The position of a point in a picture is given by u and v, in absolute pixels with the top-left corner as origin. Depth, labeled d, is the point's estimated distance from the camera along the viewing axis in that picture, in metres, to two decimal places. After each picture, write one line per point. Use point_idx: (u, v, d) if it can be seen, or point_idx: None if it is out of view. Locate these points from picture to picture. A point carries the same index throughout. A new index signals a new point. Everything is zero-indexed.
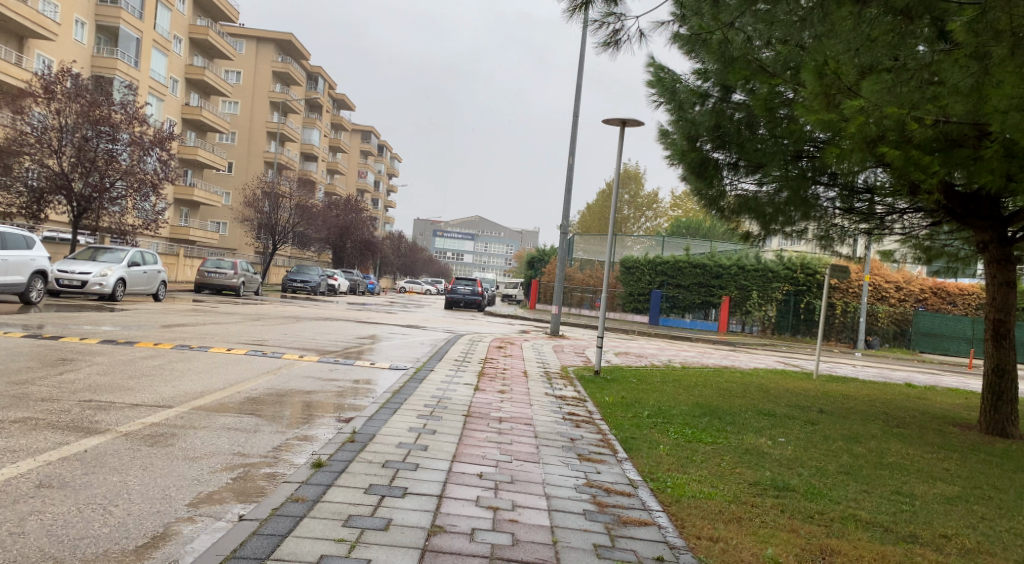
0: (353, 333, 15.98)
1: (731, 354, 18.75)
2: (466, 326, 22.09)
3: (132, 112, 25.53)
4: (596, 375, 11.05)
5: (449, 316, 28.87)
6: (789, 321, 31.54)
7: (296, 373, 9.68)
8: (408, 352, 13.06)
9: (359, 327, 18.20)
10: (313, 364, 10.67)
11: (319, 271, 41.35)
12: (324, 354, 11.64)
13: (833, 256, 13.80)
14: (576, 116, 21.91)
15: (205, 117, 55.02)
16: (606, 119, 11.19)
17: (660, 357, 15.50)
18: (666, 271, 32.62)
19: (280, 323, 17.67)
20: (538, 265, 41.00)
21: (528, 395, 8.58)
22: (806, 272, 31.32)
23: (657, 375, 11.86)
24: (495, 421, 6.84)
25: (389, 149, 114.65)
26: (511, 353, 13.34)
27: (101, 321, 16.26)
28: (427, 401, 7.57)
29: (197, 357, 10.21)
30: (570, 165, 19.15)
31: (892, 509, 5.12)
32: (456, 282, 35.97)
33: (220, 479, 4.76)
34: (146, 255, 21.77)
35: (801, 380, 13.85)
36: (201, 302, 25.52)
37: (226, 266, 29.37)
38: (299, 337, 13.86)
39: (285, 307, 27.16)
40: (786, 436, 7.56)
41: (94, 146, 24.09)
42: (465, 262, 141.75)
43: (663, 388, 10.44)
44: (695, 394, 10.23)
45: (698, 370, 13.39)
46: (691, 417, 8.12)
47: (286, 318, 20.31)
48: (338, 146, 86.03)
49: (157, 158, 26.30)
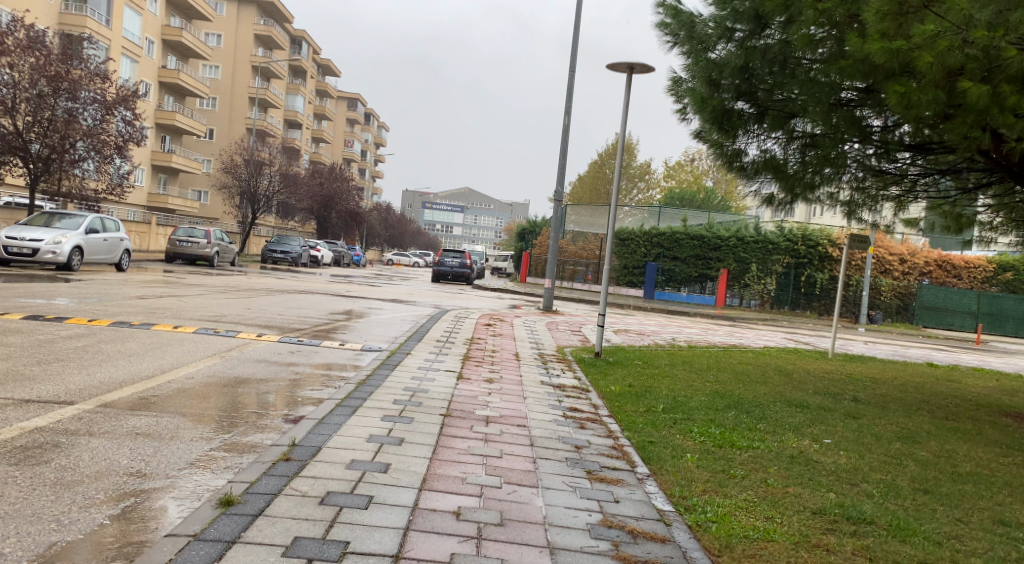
0: (326, 308, 14.49)
1: (737, 331, 17.44)
2: (453, 300, 20.64)
3: (93, 68, 23.78)
4: (596, 358, 9.67)
5: (435, 288, 27.44)
6: (790, 295, 30.44)
7: (248, 355, 8.25)
8: (385, 330, 11.62)
9: (335, 301, 16.69)
10: (272, 344, 9.22)
11: (300, 241, 39.76)
12: (287, 333, 10.21)
13: (855, 226, 12.42)
14: (572, 74, 20.30)
15: (183, 80, 52.84)
16: (610, 64, 9.72)
17: (663, 336, 14.13)
18: (663, 242, 31.29)
19: (248, 297, 16.17)
20: (529, 236, 39.55)
21: (520, 384, 7.21)
22: (808, 243, 30.05)
23: (663, 357, 10.45)
24: (481, 423, 5.47)
25: (376, 118, 112.18)
26: (499, 331, 11.91)
27: (48, 294, 14.69)
28: (398, 395, 6.16)
29: (135, 336, 8.75)
30: (566, 125, 17.57)
31: (1011, 553, 3.80)
32: (443, 253, 34.51)
33: (90, 524, 3.37)
34: (106, 222, 20.21)
35: (820, 361, 12.51)
36: (171, 272, 23.94)
37: (199, 235, 27.69)
38: (263, 313, 12.38)
39: (261, 278, 25.64)
40: (833, 437, 6.20)
41: (52, 104, 22.41)
42: (454, 234, 139.95)
43: (675, 373, 9.07)
44: (711, 380, 8.83)
45: (706, 350, 12.01)
46: (715, 412, 6.77)
47: (258, 290, 18.77)
48: (324, 114, 83.81)
49: (122, 118, 24.60)
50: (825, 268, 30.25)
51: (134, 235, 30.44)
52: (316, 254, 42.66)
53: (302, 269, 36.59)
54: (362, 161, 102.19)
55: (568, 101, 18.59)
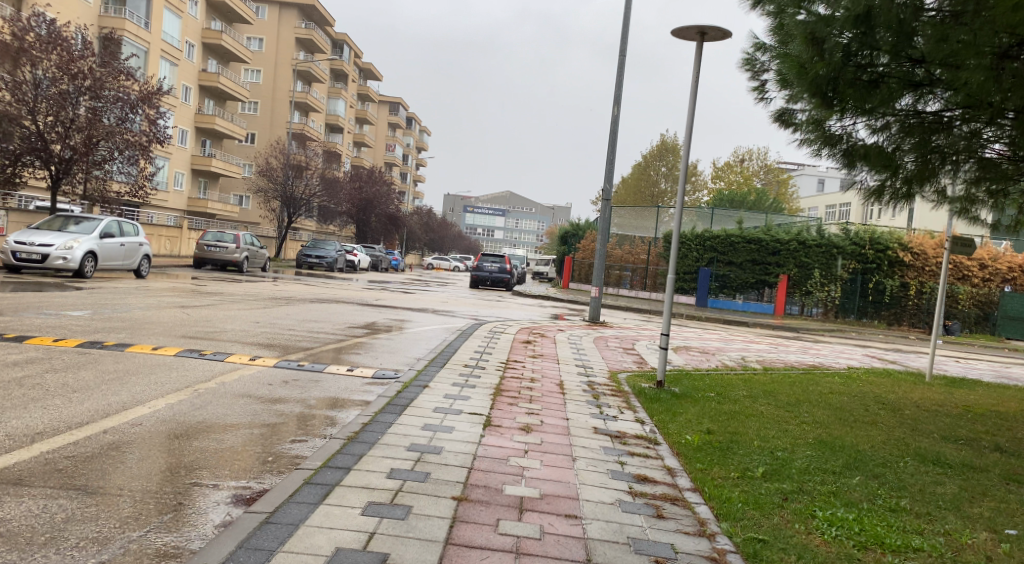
0: (345, 321, 12.86)
1: (811, 348, 15.43)
2: (490, 310, 18.96)
3: (114, 65, 22.70)
4: (661, 390, 7.88)
5: (473, 297, 25.79)
6: (855, 303, 28.19)
7: (229, 388, 6.64)
8: (406, 350, 9.96)
9: (360, 311, 15.10)
10: (266, 370, 7.63)
11: (336, 246, 38.54)
12: (288, 355, 8.61)
13: (966, 228, 10.33)
14: (621, 58, 18.28)
15: (223, 84, 52.26)
16: (676, 31, 7.99)
17: (729, 355, 12.23)
18: (717, 246, 29.16)
19: (265, 306, 14.65)
20: (572, 239, 37.66)
21: (566, 436, 5.50)
22: (876, 247, 27.87)
23: (740, 387, 8.63)
24: (512, 520, 3.80)
25: (417, 122, 111.36)
26: (540, 352, 10.17)
27: (43, 304, 13.33)
28: (398, 461, 4.50)
29: (99, 360, 7.21)
30: (617, 115, 15.68)
31: None
32: (481, 258, 32.94)
33: None
34: (124, 226, 19.00)
35: (925, 389, 10.47)
36: (197, 279, 22.71)
37: (228, 240, 26.41)
38: (270, 328, 10.80)
39: (290, 284, 24.26)
40: (1018, 525, 4.28)
41: (74, 103, 21.34)
42: (495, 239, 138.71)
43: (761, 414, 7.25)
44: (808, 422, 6.99)
45: (787, 377, 10.11)
46: (835, 481, 4.92)
47: (279, 298, 17.27)
48: (364, 118, 83.15)
49: (145, 117, 23.47)
50: (896, 273, 27.92)
51: (164, 239, 29.42)
52: (352, 259, 41.35)
53: (337, 274, 35.37)
54: (403, 165, 101.34)
55: (619, 88, 16.69)
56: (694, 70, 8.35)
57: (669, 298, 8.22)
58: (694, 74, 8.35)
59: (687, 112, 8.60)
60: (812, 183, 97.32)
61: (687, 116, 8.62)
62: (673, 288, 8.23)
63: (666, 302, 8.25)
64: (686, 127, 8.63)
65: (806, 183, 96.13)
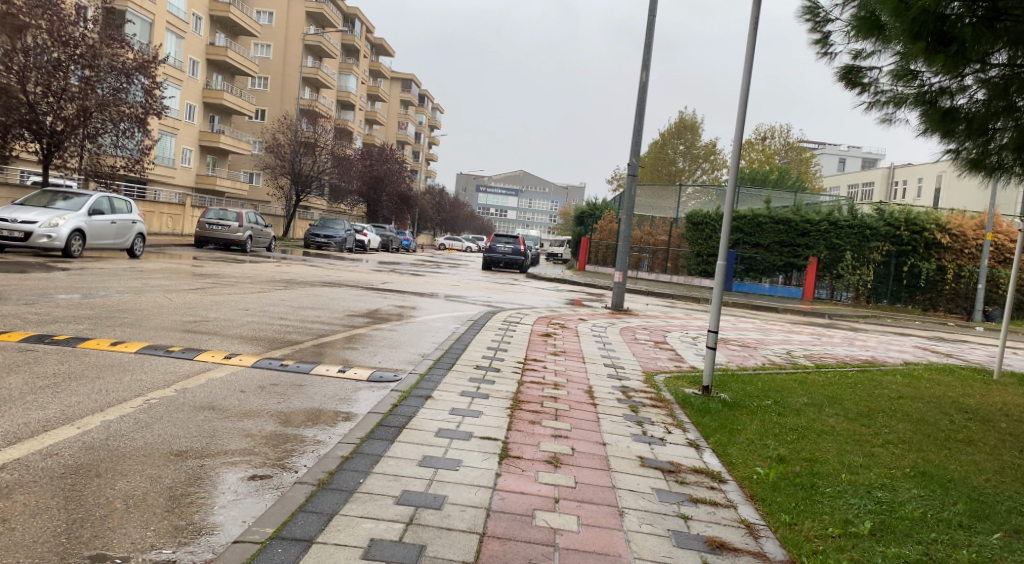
0: (345, 308, 11.63)
1: (854, 340, 14.13)
2: (505, 296, 17.68)
3: (108, 31, 21.38)
4: (711, 399, 6.66)
5: (486, 279, 24.59)
6: (889, 287, 26.82)
7: (190, 399, 5.42)
8: (410, 344, 8.72)
9: (365, 296, 13.88)
10: (240, 373, 6.40)
11: (346, 225, 37.39)
12: (271, 353, 7.38)
13: None
14: (650, 21, 16.83)
15: (231, 58, 50.92)
16: None
17: (773, 350, 10.90)
18: (742, 227, 28.00)
19: (261, 290, 13.48)
20: (589, 219, 36.21)
21: (607, 474, 4.23)
22: (912, 229, 26.37)
23: (800, 394, 7.39)
24: None
25: (431, 100, 109.71)
26: (565, 347, 8.91)
27: (17, 285, 12.22)
28: (382, 526, 3.23)
29: (40, 359, 6.03)
30: (645, 81, 14.30)
31: None
32: (495, 239, 31.70)
33: None
34: (116, 203, 17.84)
35: (1004, 392, 9.16)
36: (197, 259, 21.61)
37: (230, 218, 25.23)
38: (258, 318, 9.59)
39: (295, 265, 23.10)
40: None
41: (65, 72, 20.03)
42: (508, 219, 137.47)
43: (833, 430, 6.04)
44: (893, 442, 5.76)
45: (847, 379, 8.85)
46: (969, 543, 3.69)
47: (279, 280, 16.10)
48: (377, 95, 81.69)
49: (141, 87, 22.14)
50: (932, 257, 26.43)
51: (166, 217, 28.38)
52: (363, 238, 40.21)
53: (347, 255, 34.21)
54: (415, 143, 99.97)
55: (648, 53, 15.30)
56: (753, 15, 7.04)
57: (718, 287, 7.06)
58: (754, 19, 7.03)
59: (743, 66, 7.34)
60: (833, 163, 95.14)
61: (742, 72, 7.35)
62: (722, 277, 7.08)
63: (715, 292, 7.06)
64: (741, 83, 7.36)
65: (827, 161, 94.08)
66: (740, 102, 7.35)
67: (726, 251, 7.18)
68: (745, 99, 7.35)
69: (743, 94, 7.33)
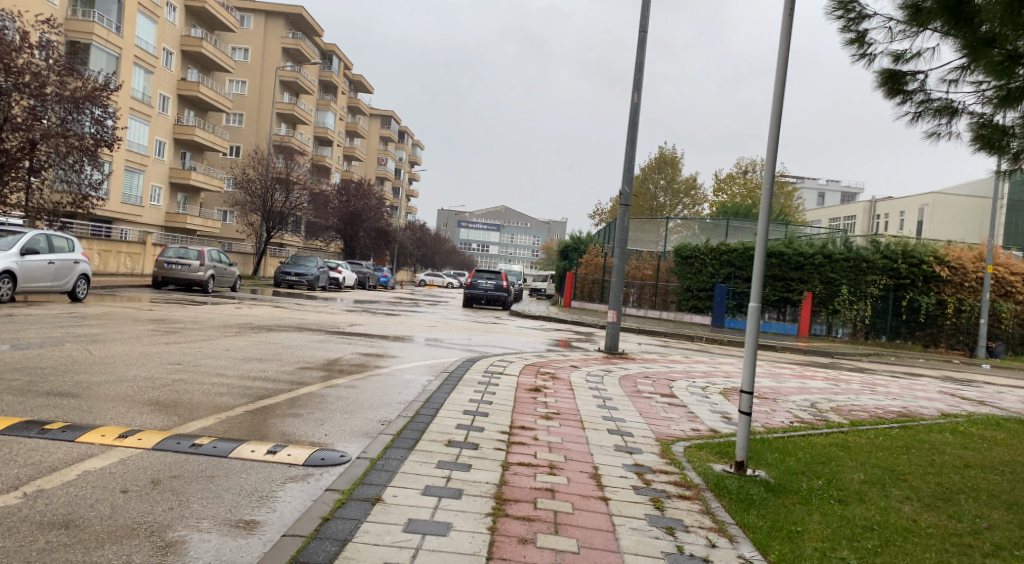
0: (298, 359, 10.02)
1: (874, 385, 12.77)
2: (485, 338, 16.14)
3: (55, 58, 19.66)
4: (752, 483, 5.16)
5: (464, 318, 23.04)
6: (887, 323, 25.64)
7: (43, 509, 3.86)
8: (370, 407, 7.15)
9: (327, 342, 12.28)
10: (131, 459, 4.82)
11: (318, 263, 35.74)
12: (185, 426, 5.78)
13: None
14: (641, 41, 15.64)
15: (203, 94, 49.55)
16: None
17: (795, 403, 9.40)
18: (734, 261, 26.66)
19: (208, 337, 11.87)
20: (572, 253, 34.82)
21: None
22: (910, 262, 25.23)
23: (854, 470, 5.91)
24: None
25: (411, 136, 108.88)
26: (557, 407, 7.38)
27: None
28: None
29: None
30: (637, 101, 13.03)
31: None
32: (476, 275, 30.26)
33: None
34: (55, 242, 16.21)
35: None
36: (151, 302, 19.90)
37: (191, 256, 23.57)
38: (187, 376, 7.98)
39: (259, 306, 21.45)
40: None
41: (6, 101, 18.25)
42: (489, 255, 136.32)
43: (918, 529, 4.55)
44: (1006, 548, 4.30)
45: (897, 442, 7.38)
46: None
47: (233, 324, 14.48)
48: (355, 131, 80.66)
49: (92, 118, 20.36)
50: (931, 290, 25.34)
51: (123, 257, 26.67)
52: (337, 276, 38.59)
53: (319, 294, 32.56)
54: (395, 179, 98.95)
55: (638, 73, 14.08)
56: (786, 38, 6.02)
57: (753, 335, 5.63)
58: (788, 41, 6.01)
59: (779, 49, 6.13)
60: (813, 196, 95.22)
61: (778, 67, 6.12)
62: (756, 323, 5.67)
63: (749, 339, 5.64)
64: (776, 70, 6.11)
65: (807, 196, 94.11)
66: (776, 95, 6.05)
67: (759, 288, 5.81)
68: (782, 90, 6.07)
69: (779, 93, 6.07)
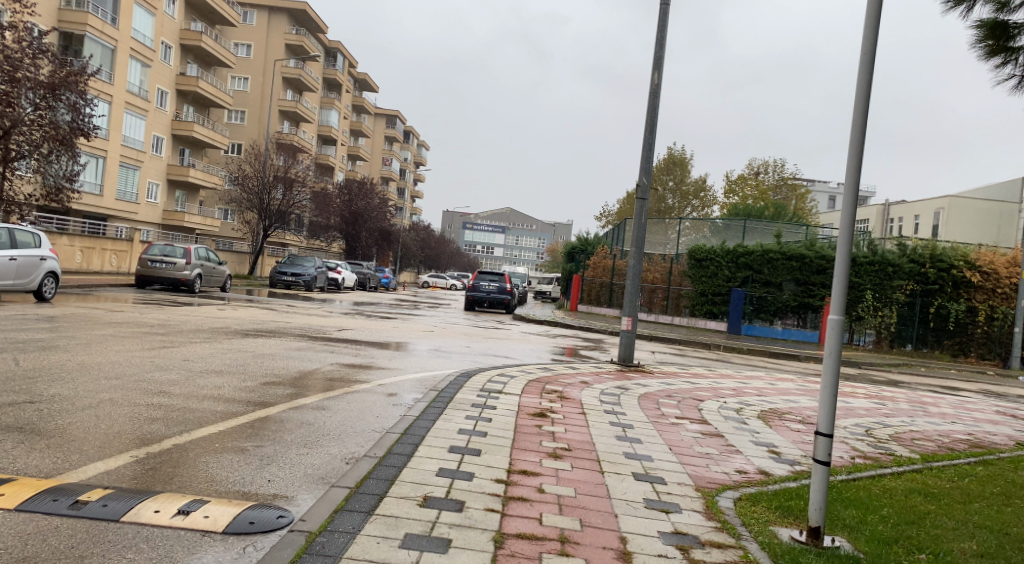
0: (265, 372, 8.60)
1: (923, 403, 11.34)
2: (486, 345, 14.75)
3: (28, 40, 18.28)
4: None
5: (465, 323, 21.66)
6: (914, 330, 24.16)
7: None
8: (336, 440, 5.73)
9: (306, 351, 10.88)
10: None
11: (316, 262, 34.43)
12: (80, 472, 4.37)
13: None
14: (661, 21, 14.25)
15: (202, 89, 48.32)
16: None
17: (848, 430, 7.97)
18: (751, 264, 25.24)
19: (171, 342, 10.45)
20: (579, 254, 33.39)
21: None
22: (938, 266, 23.77)
23: (958, 536, 4.53)
24: None
25: (417, 136, 107.62)
26: (570, 439, 5.98)
27: None
28: None
29: None
30: (658, 83, 11.62)
31: None
32: (478, 277, 28.88)
33: None
34: (20, 237, 14.91)
35: None
36: (130, 302, 18.54)
37: (177, 254, 22.23)
38: (118, 394, 6.55)
39: (245, 308, 20.09)
40: None
41: None
42: (495, 257, 134.95)
43: None
44: None
45: (986, 486, 5.97)
46: None
47: (207, 328, 13.07)
48: (359, 130, 79.46)
49: (68, 105, 18.98)
50: (961, 297, 23.89)
51: (108, 254, 25.36)
52: (335, 276, 37.28)
53: (316, 295, 31.20)
54: (400, 180, 97.74)
55: (660, 54, 12.66)
56: None
57: (835, 360, 4.26)
58: None
59: None
60: (823, 200, 93.74)
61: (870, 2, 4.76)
62: (837, 343, 4.29)
63: (829, 362, 4.28)
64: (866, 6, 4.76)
65: (818, 199, 92.51)
66: (868, 35, 4.68)
67: (842, 297, 4.42)
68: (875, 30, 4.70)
69: (870, 31, 4.70)
